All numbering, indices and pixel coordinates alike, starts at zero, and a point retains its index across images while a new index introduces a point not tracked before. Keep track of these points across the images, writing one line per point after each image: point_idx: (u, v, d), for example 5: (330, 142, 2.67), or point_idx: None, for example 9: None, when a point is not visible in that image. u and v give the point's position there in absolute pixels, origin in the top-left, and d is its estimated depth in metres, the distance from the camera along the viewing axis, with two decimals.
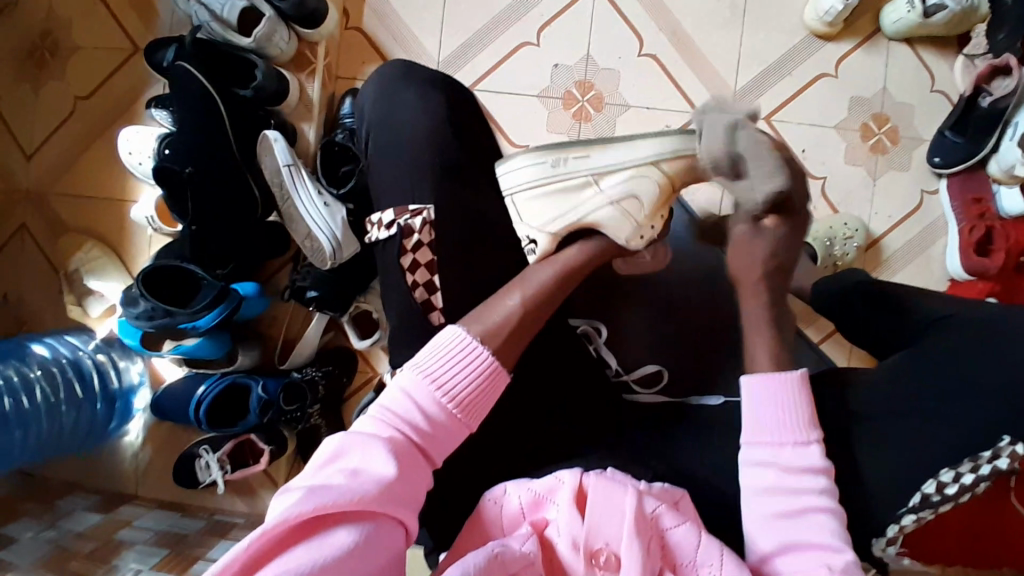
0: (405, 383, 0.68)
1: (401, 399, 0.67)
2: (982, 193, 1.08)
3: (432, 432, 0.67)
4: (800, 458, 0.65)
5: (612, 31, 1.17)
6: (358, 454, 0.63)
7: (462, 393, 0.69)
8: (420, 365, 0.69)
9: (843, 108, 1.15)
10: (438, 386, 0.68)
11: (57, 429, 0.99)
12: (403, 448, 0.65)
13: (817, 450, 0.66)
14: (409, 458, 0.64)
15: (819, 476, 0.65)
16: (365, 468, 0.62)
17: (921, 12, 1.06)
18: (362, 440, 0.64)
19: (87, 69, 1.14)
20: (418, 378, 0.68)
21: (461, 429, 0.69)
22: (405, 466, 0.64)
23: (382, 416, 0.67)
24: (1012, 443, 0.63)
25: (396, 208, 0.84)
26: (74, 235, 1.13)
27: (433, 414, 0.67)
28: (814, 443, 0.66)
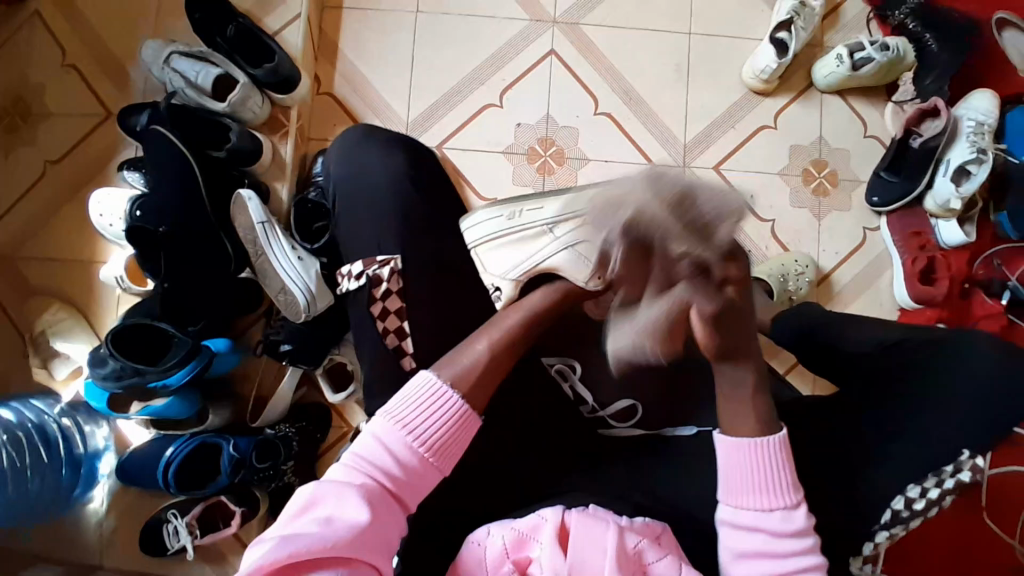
0: (375, 429, 0.68)
1: (371, 446, 0.67)
2: (921, 228, 1.17)
3: (402, 478, 0.67)
4: (786, 521, 0.67)
5: (570, 92, 1.26)
6: (331, 503, 0.63)
7: (431, 437, 0.69)
8: (391, 411, 0.69)
9: (786, 155, 1.24)
10: (407, 430, 0.68)
11: (20, 497, 0.95)
12: (374, 495, 0.65)
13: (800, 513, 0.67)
14: (381, 504, 0.64)
15: (804, 539, 0.66)
16: (338, 515, 0.62)
17: (850, 65, 1.18)
18: (334, 489, 0.64)
19: (59, 135, 1.16)
20: (388, 423, 0.68)
21: (433, 473, 0.69)
22: (378, 512, 0.64)
23: (351, 462, 0.67)
24: (971, 456, 0.71)
25: (364, 259, 0.86)
26: (40, 299, 1.12)
27: (402, 460, 0.67)
28: (798, 506, 0.67)
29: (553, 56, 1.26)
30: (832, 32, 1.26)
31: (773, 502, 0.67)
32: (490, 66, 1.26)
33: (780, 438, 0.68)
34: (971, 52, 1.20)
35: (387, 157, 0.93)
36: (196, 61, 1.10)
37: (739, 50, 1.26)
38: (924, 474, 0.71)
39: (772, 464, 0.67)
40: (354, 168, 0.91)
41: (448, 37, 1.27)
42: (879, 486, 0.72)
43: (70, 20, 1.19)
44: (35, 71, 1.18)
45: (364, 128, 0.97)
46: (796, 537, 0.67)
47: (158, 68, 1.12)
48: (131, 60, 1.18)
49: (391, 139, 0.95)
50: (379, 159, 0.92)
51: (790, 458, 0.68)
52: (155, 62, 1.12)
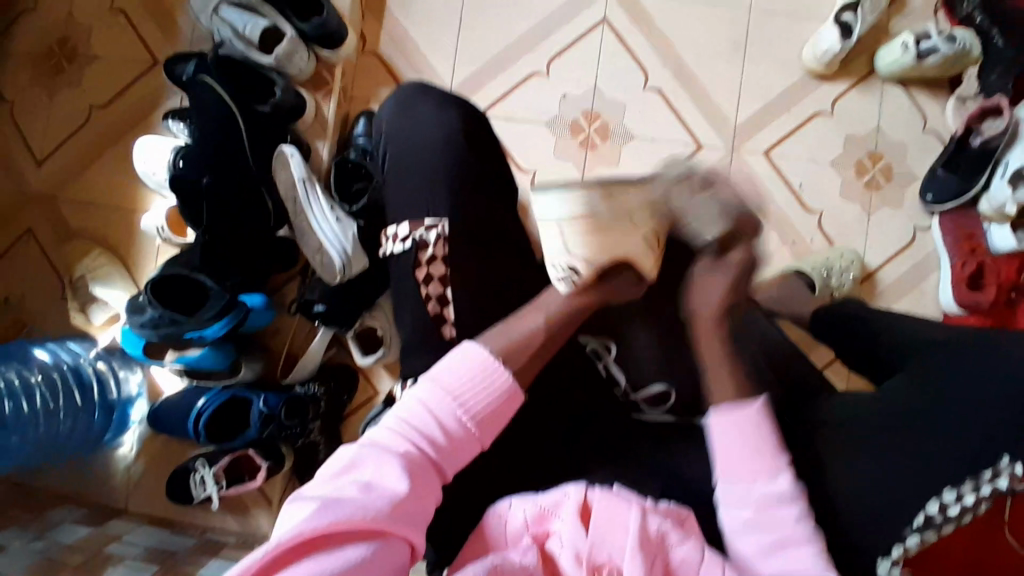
0: (420, 395, 0.68)
1: (416, 412, 0.67)
2: (973, 229, 1.13)
3: (444, 446, 0.67)
4: (768, 489, 0.65)
5: (619, 64, 1.22)
6: (372, 468, 0.63)
7: (478, 409, 0.68)
8: (439, 379, 0.68)
9: (839, 145, 1.20)
10: (455, 401, 0.68)
11: (54, 436, 0.97)
12: (414, 462, 0.64)
13: (786, 479, 0.66)
14: (423, 474, 0.64)
15: (792, 505, 0.65)
16: (379, 482, 0.62)
17: (915, 55, 1.13)
18: (378, 454, 0.64)
19: (103, 79, 1.16)
20: (434, 390, 0.68)
21: (475, 443, 0.68)
22: (418, 481, 0.63)
23: (397, 427, 0.66)
24: (1011, 463, 0.64)
25: (412, 222, 0.84)
26: (80, 242, 1.12)
27: (446, 428, 0.67)
28: (783, 471, 0.66)
29: (604, 26, 1.22)
30: (899, 18, 1.20)
31: (758, 472, 0.66)
32: (538, 33, 1.23)
33: (760, 405, 0.69)
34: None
35: (438, 117, 0.90)
36: (244, 11, 1.08)
37: (799, 31, 1.21)
38: (961, 478, 0.65)
39: (752, 430, 0.68)
40: (403, 129, 0.90)
41: (497, 0, 1.23)
42: None
43: None
44: (81, 12, 1.17)
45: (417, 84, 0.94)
46: (785, 501, 0.65)
47: (205, 17, 1.11)
48: (177, 7, 1.16)
49: (441, 97, 0.92)
50: (430, 120, 0.89)
51: (772, 426, 0.68)
52: (203, 10, 1.11)
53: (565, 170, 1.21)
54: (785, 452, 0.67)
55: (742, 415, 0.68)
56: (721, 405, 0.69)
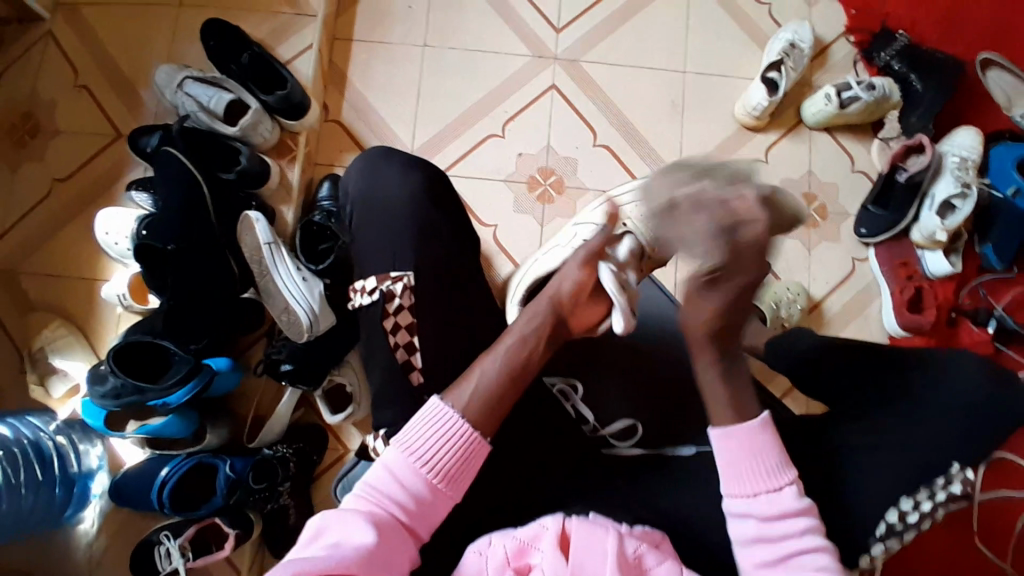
0: (388, 459, 0.68)
1: (381, 475, 0.67)
2: (908, 258, 1.22)
3: (411, 504, 0.67)
4: (775, 503, 0.68)
5: (569, 124, 1.30)
6: (339, 532, 0.63)
7: (444, 466, 0.68)
8: (405, 441, 0.69)
9: (777, 188, 1.29)
10: (421, 461, 0.68)
11: (17, 515, 0.92)
12: (381, 522, 0.64)
13: (792, 492, 0.69)
14: (392, 533, 0.65)
15: (799, 517, 0.67)
16: (347, 542, 0.62)
17: (838, 104, 1.24)
18: (345, 517, 0.64)
19: (65, 152, 1.18)
20: (401, 455, 0.68)
21: (443, 503, 0.68)
22: (387, 541, 0.64)
23: (364, 493, 0.67)
24: (962, 469, 0.75)
25: (379, 274, 0.85)
26: (39, 314, 1.12)
27: (411, 487, 0.67)
28: (788, 485, 0.68)
29: (554, 91, 1.31)
30: (821, 72, 1.32)
31: (762, 486, 0.68)
32: (493, 99, 1.30)
33: (763, 422, 0.70)
34: (963, 90, 1.28)
35: (405, 176, 0.91)
36: (208, 86, 1.14)
37: (732, 88, 1.32)
38: (916, 488, 0.75)
39: (756, 447, 0.70)
40: (373, 189, 0.90)
41: (455, 71, 1.31)
42: (876, 503, 0.75)
43: (86, 45, 1.22)
44: (47, 92, 1.21)
45: (385, 147, 0.94)
46: (792, 515, 0.68)
47: (170, 91, 1.16)
48: (144, 84, 1.21)
49: (407, 158, 0.93)
50: (400, 177, 0.90)
51: (776, 440, 0.70)
52: (168, 86, 1.16)
53: (523, 221, 1.26)
54: (790, 466, 0.70)
55: (746, 433, 0.70)
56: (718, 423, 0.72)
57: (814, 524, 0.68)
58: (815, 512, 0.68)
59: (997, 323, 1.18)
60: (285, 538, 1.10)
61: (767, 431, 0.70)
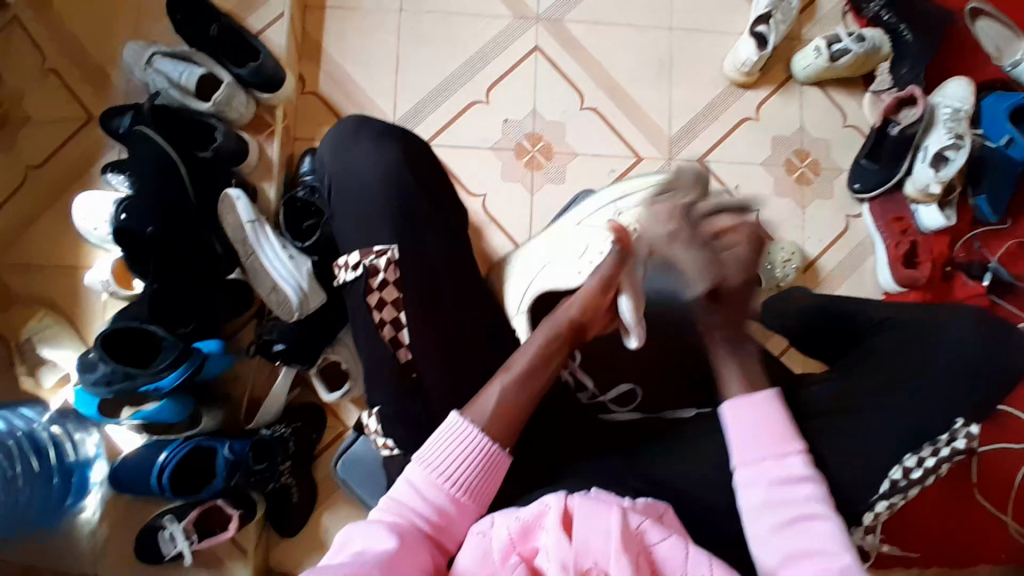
0: (411, 476, 0.71)
1: (403, 490, 0.71)
2: (902, 212, 1.20)
3: (434, 517, 0.70)
4: (781, 468, 0.70)
5: (554, 88, 1.27)
6: (364, 540, 0.66)
7: (464, 477, 0.71)
8: (424, 457, 0.72)
9: (768, 147, 1.27)
10: (440, 473, 0.71)
11: (12, 507, 0.91)
12: (404, 532, 0.67)
13: (798, 460, 0.71)
14: (415, 541, 0.67)
15: (805, 484, 0.69)
16: (369, 547, 0.65)
17: (828, 57, 1.21)
18: (368, 528, 0.67)
19: (37, 138, 1.14)
20: (422, 470, 0.71)
21: (466, 513, 0.71)
22: (409, 546, 0.66)
23: (389, 507, 0.70)
24: (965, 424, 0.76)
25: (361, 249, 0.83)
26: (23, 306, 1.09)
27: (433, 499, 0.70)
28: (793, 453, 0.71)
29: (537, 54, 1.27)
30: (810, 25, 1.29)
31: (768, 453, 0.71)
32: (475, 65, 1.27)
33: (773, 394, 0.74)
34: (953, 39, 1.26)
35: (377, 147, 0.88)
36: (179, 61, 1.10)
37: (720, 44, 1.28)
38: (919, 444, 0.76)
39: (764, 416, 0.72)
40: (348, 162, 0.87)
41: (435, 37, 1.27)
42: (876, 461, 0.76)
43: (50, 24, 1.17)
44: (13, 74, 1.16)
45: (355, 118, 0.92)
46: (798, 480, 0.70)
47: (140, 69, 1.12)
48: (113, 63, 1.17)
49: (378, 129, 0.90)
50: (374, 151, 0.87)
51: (784, 411, 0.73)
52: (138, 63, 1.11)
53: (512, 192, 1.23)
54: (797, 436, 0.72)
55: (755, 401, 0.73)
56: (729, 397, 0.75)
57: (821, 489, 0.70)
58: (822, 481, 0.70)
59: (992, 275, 1.17)
60: (289, 517, 1.10)
61: (775, 403, 0.73)
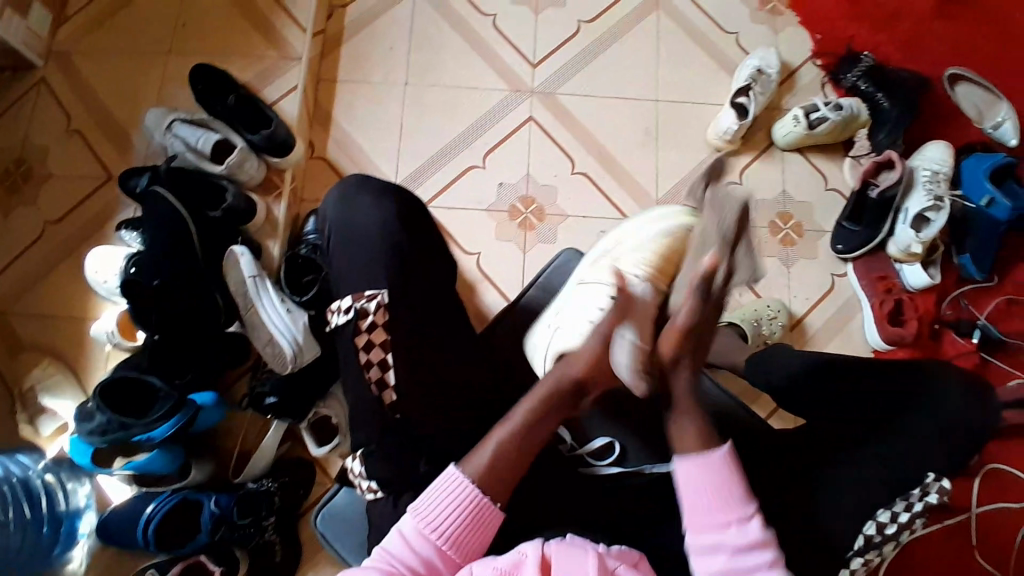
0: (402, 527, 0.73)
1: (393, 541, 0.72)
2: (886, 272, 1.24)
3: (423, 569, 0.71)
4: (742, 535, 0.72)
5: (546, 153, 1.33)
6: None
7: (454, 531, 0.72)
8: (416, 508, 0.73)
9: (753, 209, 1.31)
10: (431, 526, 0.72)
11: (0, 554, 0.93)
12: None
13: (756, 524, 0.73)
14: None
15: (761, 550, 0.71)
16: None
17: (807, 125, 1.27)
18: None
19: (57, 196, 1.22)
20: (413, 522, 0.72)
21: (454, 565, 0.72)
22: None
23: (379, 557, 0.71)
24: (936, 479, 0.79)
25: (354, 293, 0.85)
26: (31, 353, 1.14)
27: (422, 551, 0.71)
28: (752, 517, 0.72)
29: (532, 123, 1.35)
30: (789, 95, 1.36)
31: (730, 519, 0.72)
32: (472, 133, 1.34)
33: (726, 451, 0.74)
34: (929, 108, 1.32)
35: (379, 204, 0.91)
36: (196, 127, 1.18)
37: (704, 113, 1.36)
38: (891, 500, 0.78)
39: (722, 474, 0.73)
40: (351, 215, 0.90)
41: (436, 107, 1.35)
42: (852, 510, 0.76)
43: (78, 94, 1.27)
44: (40, 137, 1.25)
45: (358, 176, 0.96)
46: (752, 548, 0.71)
47: (159, 134, 1.20)
48: (133, 128, 1.26)
49: (380, 184, 0.93)
50: (375, 207, 0.90)
51: (736, 470, 0.74)
52: (157, 128, 1.20)
53: (504, 250, 1.28)
54: (751, 498, 0.74)
55: (709, 460, 0.74)
56: (682, 453, 0.75)
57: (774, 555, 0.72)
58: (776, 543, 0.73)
59: (981, 333, 1.19)
60: (274, 574, 1.09)
61: (731, 460, 0.74)
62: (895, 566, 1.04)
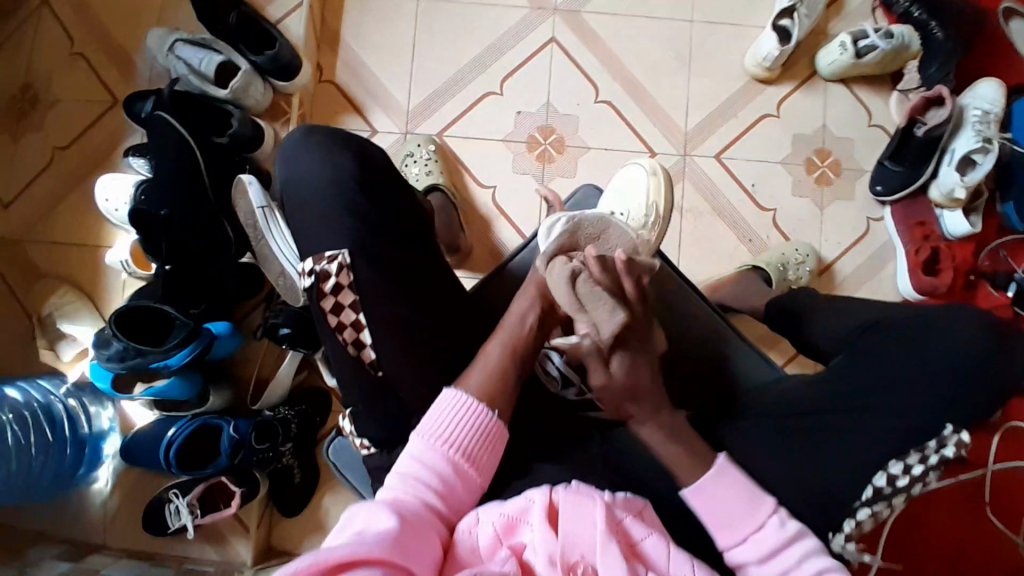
0: (413, 450, 0.68)
1: (407, 464, 0.67)
2: (926, 217, 1.16)
3: (439, 487, 0.66)
4: (765, 541, 0.65)
5: (569, 79, 1.25)
6: (364, 519, 0.59)
7: (465, 444, 0.69)
8: (425, 428, 0.69)
9: (788, 145, 1.23)
10: (443, 442, 0.68)
11: (28, 474, 0.96)
12: (410, 509, 0.62)
13: (775, 522, 0.67)
14: (421, 519, 0.62)
15: (799, 542, 0.66)
16: (372, 526, 0.58)
17: (854, 53, 1.16)
18: (368, 507, 0.61)
19: (64, 122, 1.19)
20: (425, 442, 0.68)
21: (470, 481, 0.68)
22: (414, 522, 0.60)
23: (392, 486, 0.66)
24: (956, 431, 0.70)
25: (314, 255, 0.76)
26: (47, 280, 1.14)
27: (436, 468, 0.67)
28: (768, 519, 0.66)
29: (554, 46, 1.26)
30: (837, 19, 1.25)
31: (750, 526, 0.66)
32: (488, 57, 1.26)
33: (724, 462, 0.69)
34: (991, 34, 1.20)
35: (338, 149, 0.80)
36: (199, 48, 1.13)
37: (741, 38, 1.25)
38: None
39: (737, 492, 0.67)
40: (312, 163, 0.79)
41: (452, 26, 1.27)
42: None
43: (78, 11, 1.22)
44: (42, 59, 1.21)
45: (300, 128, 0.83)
46: (789, 543, 0.66)
47: (163, 56, 1.15)
48: (137, 50, 1.21)
49: (329, 134, 0.81)
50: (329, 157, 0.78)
51: (742, 477, 0.68)
52: (160, 50, 1.15)
53: (521, 184, 1.23)
54: (765, 496, 0.68)
55: (712, 480, 0.68)
56: (688, 484, 0.68)
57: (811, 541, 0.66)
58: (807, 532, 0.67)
59: (1017, 285, 1.12)
60: (292, 494, 1.14)
61: (728, 474, 0.68)
62: (908, 517, 1.04)
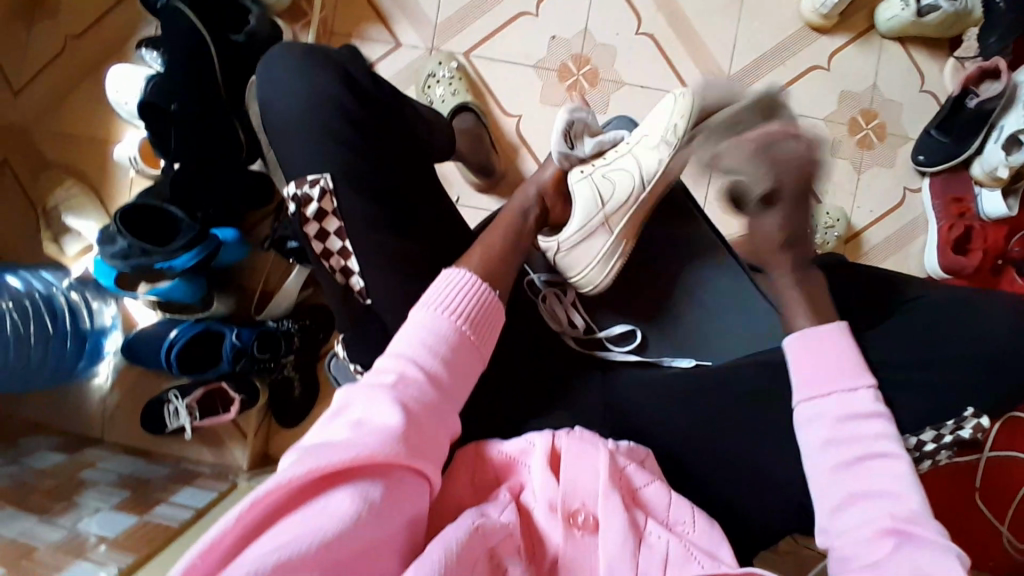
0: (415, 320, 0.61)
1: (407, 334, 0.60)
2: (964, 194, 1.10)
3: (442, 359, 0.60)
4: (856, 402, 0.62)
5: (611, 7, 1.17)
6: (364, 404, 0.54)
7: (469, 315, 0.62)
8: (428, 300, 0.62)
9: (835, 101, 1.16)
10: (446, 316, 0.61)
11: (24, 364, 0.97)
12: (410, 387, 0.56)
13: (867, 396, 0.63)
14: (423, 398, 0.56)
15: (874, 421, 0.61)
16: (372, 417, 0.53)
17: (915, 11, 1.07)
18: (368, 388, 0.55)
19: (78, 6, 1.13)
20: (429, 313, 0.61)
21: (475, 354, 0.62)
22: (417, 407, 0.55)
23: (391, 353, 0.59)
24: (976, 415, 0.66)
25: (295, 179, 0.71)
26: (55, 173, 1.12)
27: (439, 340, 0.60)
28: (863, 387, 0.63)
29: None
30: None
31: (840, 385, 0.63)
32: None
33: (842, 327, 0.66)
34: None
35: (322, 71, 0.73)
36: None
37: None
38: None
39: (838, 351, 0.65)
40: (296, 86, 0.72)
41: None
42: None
43: None
44: None
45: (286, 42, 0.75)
46: (868, 419, 0.61)
47: None
48: None
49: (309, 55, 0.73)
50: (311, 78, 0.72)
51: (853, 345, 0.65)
52: None
53: (549, 115, 1.17)
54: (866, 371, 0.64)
55: (822, 333, 0.66)
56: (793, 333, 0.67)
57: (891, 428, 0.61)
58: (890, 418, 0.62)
59: None
60: (291, 409, 1.13)
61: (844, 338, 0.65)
62: None
